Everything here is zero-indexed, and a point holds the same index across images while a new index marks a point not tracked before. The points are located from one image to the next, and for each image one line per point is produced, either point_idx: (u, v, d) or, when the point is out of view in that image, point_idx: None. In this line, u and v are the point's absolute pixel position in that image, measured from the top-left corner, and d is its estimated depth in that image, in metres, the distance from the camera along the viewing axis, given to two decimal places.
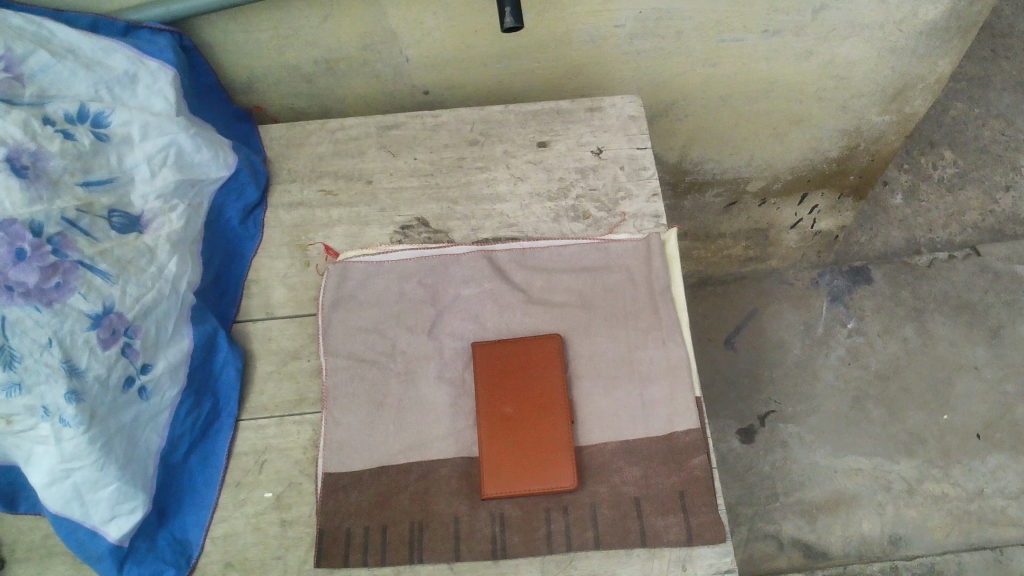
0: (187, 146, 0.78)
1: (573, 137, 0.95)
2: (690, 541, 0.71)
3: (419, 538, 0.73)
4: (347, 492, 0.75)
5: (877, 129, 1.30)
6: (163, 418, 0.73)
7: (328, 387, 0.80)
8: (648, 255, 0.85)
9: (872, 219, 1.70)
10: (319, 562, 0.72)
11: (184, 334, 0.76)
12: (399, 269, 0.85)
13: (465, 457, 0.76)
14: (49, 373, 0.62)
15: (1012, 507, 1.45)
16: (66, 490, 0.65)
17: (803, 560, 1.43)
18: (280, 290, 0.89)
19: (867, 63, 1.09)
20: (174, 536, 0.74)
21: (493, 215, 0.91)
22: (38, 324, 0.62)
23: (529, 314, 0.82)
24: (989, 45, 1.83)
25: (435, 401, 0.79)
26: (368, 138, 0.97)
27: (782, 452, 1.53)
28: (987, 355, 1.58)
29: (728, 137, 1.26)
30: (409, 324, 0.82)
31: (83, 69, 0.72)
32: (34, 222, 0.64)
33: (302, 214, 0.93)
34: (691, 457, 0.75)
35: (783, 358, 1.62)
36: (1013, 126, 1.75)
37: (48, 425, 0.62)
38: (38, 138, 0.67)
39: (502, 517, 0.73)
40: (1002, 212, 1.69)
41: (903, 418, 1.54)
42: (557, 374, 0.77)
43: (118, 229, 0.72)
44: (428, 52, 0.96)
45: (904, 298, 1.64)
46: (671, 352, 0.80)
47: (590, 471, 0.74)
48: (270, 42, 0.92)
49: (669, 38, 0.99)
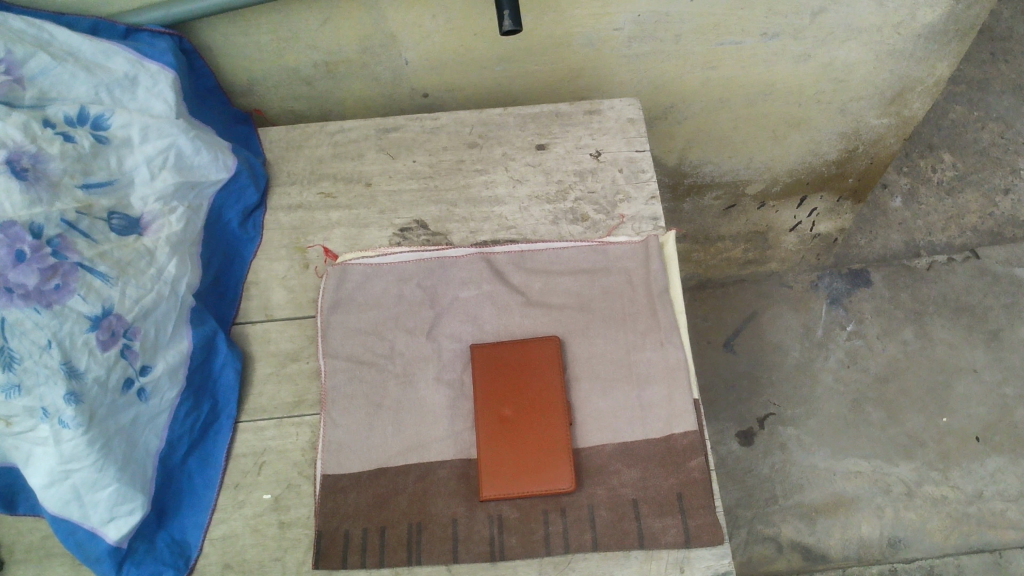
0: (187, 148, 0.78)
1: (572, 140, 0.96)
2: (688, 543, 0.72)
3: (417, 539, 0.73)
4: (345, 493, 0.75)
5: (876, 131, 1.30)
6: (162, 420, 0.73)
7: (327, 388, 0.80)
8: (646, 257, 0.85)
9: (871, 222, 1.70)
10: (317, 563, 0.72)
11: (184, 336, 0.76)
12: (398, 271, 0.85)
13: (464, 459, 0.77)
14: (49, 374, 0.62)
15: (1011, 510, 1.45)
16: (65, 492, 0.65)
17: (802, 562, 1.43)
18: (279, 293, 0.89)
19: (866, 65, 1.09)
20: (173, 537, 0.75)
21: (492, 218, 0.91)
22: (37, 325, 0.63)
23: (528, 316, 0.82)
24: (988, 48, 1.83)
25: (433, 403, 0.79)
26: (368, 141, 0.97)
27: (781, 455, 1.53)
28: (986, 357, 1.58)
29: (728, 139, 1.26)
30: (408, 326, 0.83)
31: (83, 72, 0.73)
32: (33, 224, 0.64)
33: (301, 216, 0.93)
34: (689, 459, 0.75)
35: (782, 361, 1.62)
36: (1012, 128, 1.75)
37: (47, 426, 0.63)
38: (38, 141, 0.67)
39: (501, 519, 0.73)
40: (1002, 214, 1.69)
41: (903, 420, 1.54)
42: (555, 376, 0.77)
43: (118, 231, 0.72)
44: (428, 55, 0.97)
45: (903, 300, 1.64)
46: (669, 354, 0.80)
47: (588, 473, 0.75)
48: (270, 44, 0.92)
49: (668, 40, 0.99)
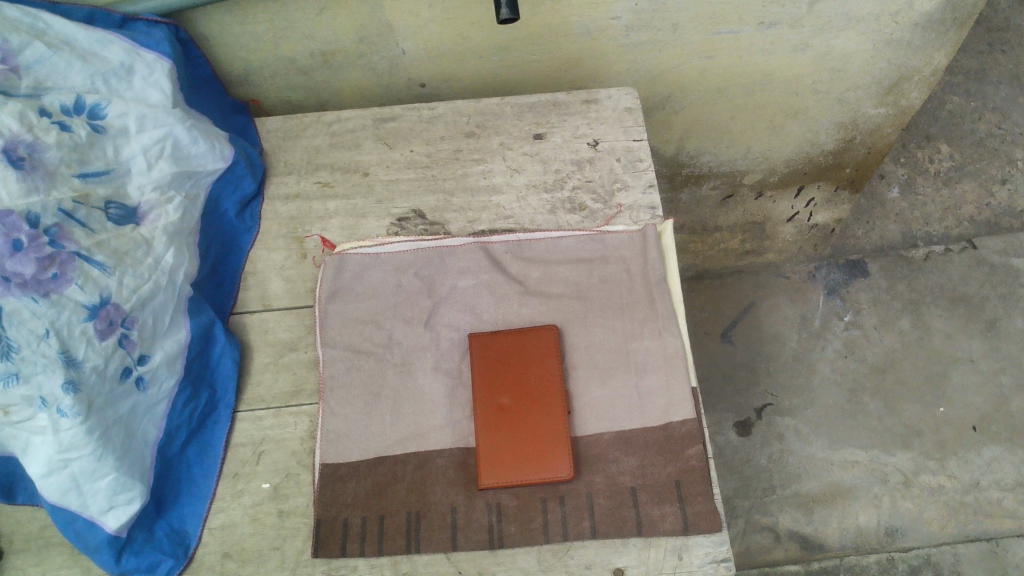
0: (184, 137, 0.78)
1: (569, 129, 0.95)
2: (686, 530, 0.72)
3: (416, 527, 0.73)
4: (344, 482, 0.75)
5: (874, 121, 1.30)
6: (160, 409, 0.73)
7: (325, 378, 0.80)
8: (644, 246, 0.85)
9: (868, 212, 1.70)
10: (316, 552, 0.73)
11: (181, 326, 0.76)
12: (396, 261, 0.85)
13: (463, 448, 0.77)
14: (47, 363, 0.63)
15: (1008, 499, 1.45)
16: (63, 481, 0.65)
17: (800, 552, 1.43)
18: (277, 282, 0.89)
19: (864, 54, 1.09)
20: (172, 526, 0.75)
21: (490, 207, 0.91)
22: (35, 314, 0.63)
23: (526, 305, 0.82)
24: (985, 39, 1.83)
25: (432, 392, 0.79)
26: (364, 131, 0.97)
27: (779, 445, 1.54)
28: (983, 348, 1.58)
29: (725, 129, 1.26)
30: (406, 316, 0.83)
31: (79, 61, 0.72)
32: (30, 213, 0.64)
33: (298, 207, 0.93)
34: (687, 448, 0.75)
35: (780, 352, 1.62)
36: (1009, 119, 1.75)
37: (45, 415, 0.63)
38: (34, 130, 0.67)
39: (500, 507, 0.74)
40: (999, 205, 1.69)
41: (900, 411, 1.54)
42: (554, 364, 0.77)
43: (115, 220, 0.72)
44: (425, 45, 0.96)
45: (900, 291, 1.64)
46: (668, 343, 0.80)
47: (587, 461, 0.75)
48: (266, 33, 0.92)
49: (665, 30, 0.99)
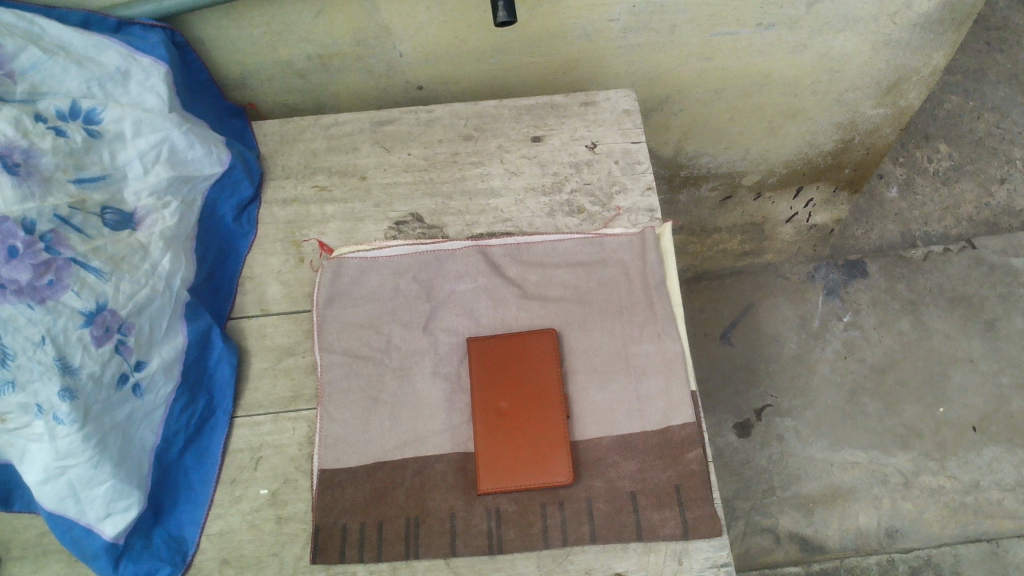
0: (180, 142, 0.77)
1: (567, 131, 0.95)
2: (686, 535, 0.72)
3: (415, 533, 0.73)
4: (343, 488, 0.75)
5: (872, 122, 1.30)
6: (157, 415, 0.73)
7: (323, 383, 0.80)
8: (643, 249, 0.85)
9: (867, 212, 1.70)
10: (315, 558, 0.73)
11: (178, 332, 0.76)
12: (393, 265, 0.84)
13: (462, 453, 0.76)
14: (43, 371, 0.62)
15: (1008, 500, 1.45)
16: (61, 488, 0.64)
17: (800, 553, 1.43)
18: (275, 287, 0.89)
19: (862, 55, 1.09)
20: (169, 533, 0.74)
21: (488, 210, 0.91)
22: (31, 321, 0.62)
23: (525, 309, 0.82)
24: (984, 38, 1.83)
25: (430, 397, 0.79)
26: (362, 134, 0.96)
27: (778, 446, 1.54)
28: (982, 347, 1.58)
29: (724, 131, 1.26)
30: (404, 320, 0.82)
31: (75, 66, 0.72)
32: (26, 219, 0.64)
33: (296, 211, 0.92)
34: (686, 452, 0.75)
35: (779, 353, 1.62)
36: (1007, 118, 1.75)
37: (42, 422, 0.62)
38: (29, 136, 0.66)
39: (499, 512, 0.73)
40: (998, 204, 1.69)
41: (899, 411, 1.54)
42: (553, 368, 0.77)
43: (112, 225, 0.71)
44: (421, 48, 0.96)
45: (899, 291, 1.64)
46: (666, 346, 0.79)
47: (586, 465, 0.75)
48: (263, 37, 0.92)
49: (663, 32, 0.99)
